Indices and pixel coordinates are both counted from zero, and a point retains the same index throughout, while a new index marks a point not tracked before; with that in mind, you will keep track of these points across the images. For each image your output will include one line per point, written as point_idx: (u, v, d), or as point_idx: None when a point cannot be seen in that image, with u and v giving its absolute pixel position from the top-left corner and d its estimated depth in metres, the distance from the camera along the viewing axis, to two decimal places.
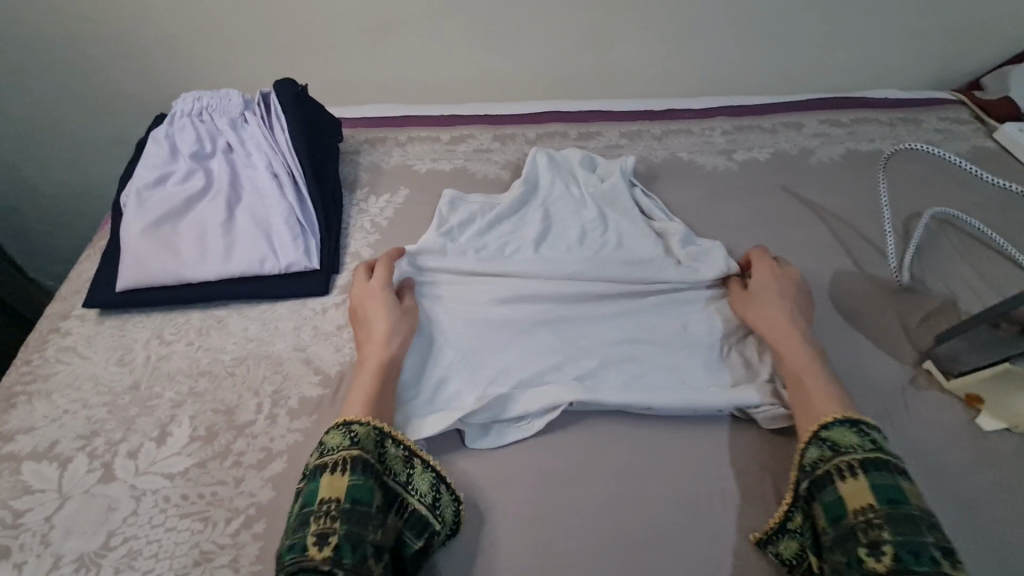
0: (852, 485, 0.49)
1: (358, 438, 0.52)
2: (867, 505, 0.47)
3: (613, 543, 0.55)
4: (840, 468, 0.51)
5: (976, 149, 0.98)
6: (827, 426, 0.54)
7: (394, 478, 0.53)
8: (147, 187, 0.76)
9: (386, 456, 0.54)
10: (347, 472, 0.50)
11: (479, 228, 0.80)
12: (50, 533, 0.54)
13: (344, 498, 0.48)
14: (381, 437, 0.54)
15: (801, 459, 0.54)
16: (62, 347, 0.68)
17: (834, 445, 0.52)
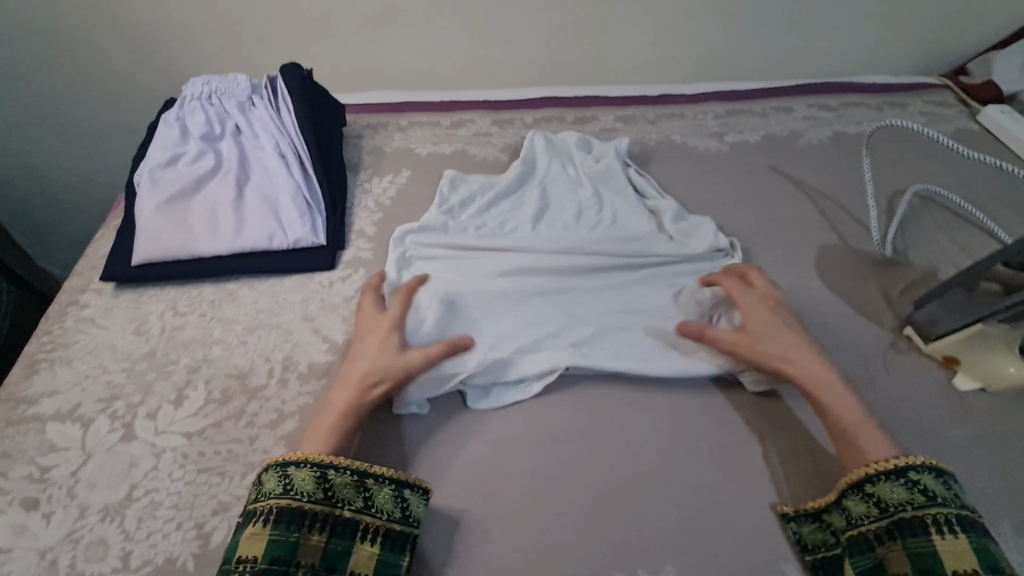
0: (949, 543, 0.48)
1: (293, 482, 0.51)
2: (966, 569, 0.47)
3: (606, 493, 0.58)
4: (937, 521, 0.49)
5: (959, 131, 1.01)
6: (919, 469, 0.52)
7: (347, 507, 0.52)
8: (159, 167, 0.79)
9: (331, 489, 0.52)
10: (269, 527, 0.49)
11: (478, 207, 0.83)
12: (76, 486, 0.57)
13: (261, 556, 0.48)
14: (320, 474, 0.52)
15: (879, 492, 0.52)
16: (81, 318, 0.71)
17: (926, 492, 0.51)
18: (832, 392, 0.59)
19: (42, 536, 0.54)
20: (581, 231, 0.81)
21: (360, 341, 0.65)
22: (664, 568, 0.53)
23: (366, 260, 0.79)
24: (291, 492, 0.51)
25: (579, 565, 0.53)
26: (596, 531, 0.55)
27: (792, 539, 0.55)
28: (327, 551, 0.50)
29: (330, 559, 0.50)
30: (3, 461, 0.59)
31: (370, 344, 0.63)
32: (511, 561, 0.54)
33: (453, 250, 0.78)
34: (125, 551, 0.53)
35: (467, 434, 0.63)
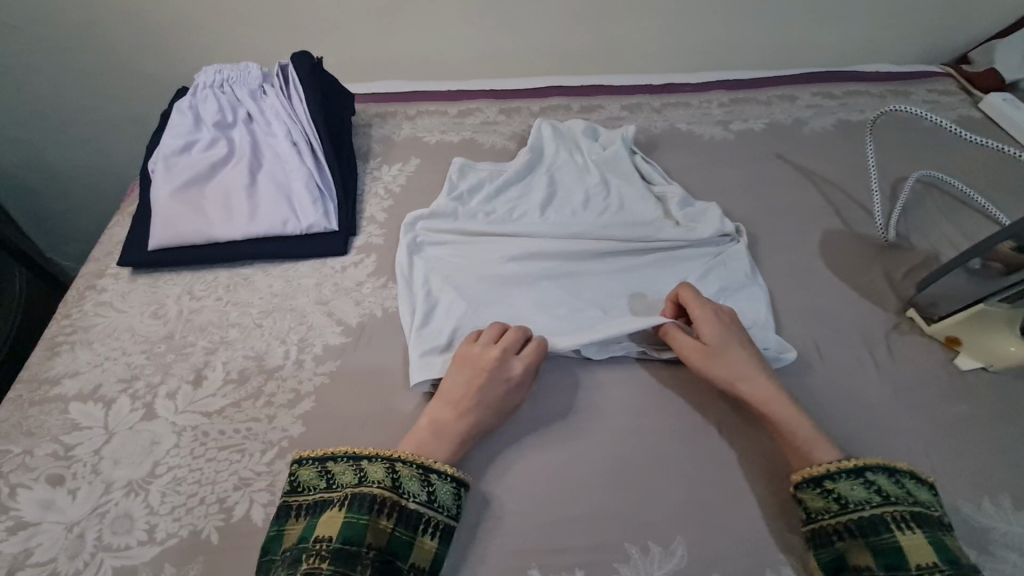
0: (910, 539, 0.49)
1: (368, 473, 0.53)
2: (929, 563, 0.47)
3: (616, 468, 0.59)
4: (896, 518, 0.50)
5: (962, 118, 1.02)
6: (873, 470, 0.53)
7: (411, 499, 0.52)
8: (173, 154, 0.80)
9: (399, 480, 0.53)
10: (346, 510, 0.50)
11: (487, 193, 0.84)
12: (101, 463, 0.59)
13: (336, 536, 0.48)
14: (391, 466, 0.54)
15: (839, 489, 0.53)
16: (99, 302, 0.72)
17: (882, 492, 0.52)
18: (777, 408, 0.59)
19: (69, 510, 0.55)
20: (590, 216, 0.82)
21: (473, 361, 0.61)
22: (673, 539, 0.54)
23: (378, 245, 0.80)
24: (366, 482, 0.53)
25: (589, 537, 0.55)
26: (606, 505, 0.57)
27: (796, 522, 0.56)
28: (393, 540, 0.50)
29: (395, 548, 0.50)
30: (28, 439, 0.60)
31: (490, 381, 0.59)
32: (523, 532, 0.55)
33: (462, 234, 0.79)
34: (150, 525, 0.55)
35: None
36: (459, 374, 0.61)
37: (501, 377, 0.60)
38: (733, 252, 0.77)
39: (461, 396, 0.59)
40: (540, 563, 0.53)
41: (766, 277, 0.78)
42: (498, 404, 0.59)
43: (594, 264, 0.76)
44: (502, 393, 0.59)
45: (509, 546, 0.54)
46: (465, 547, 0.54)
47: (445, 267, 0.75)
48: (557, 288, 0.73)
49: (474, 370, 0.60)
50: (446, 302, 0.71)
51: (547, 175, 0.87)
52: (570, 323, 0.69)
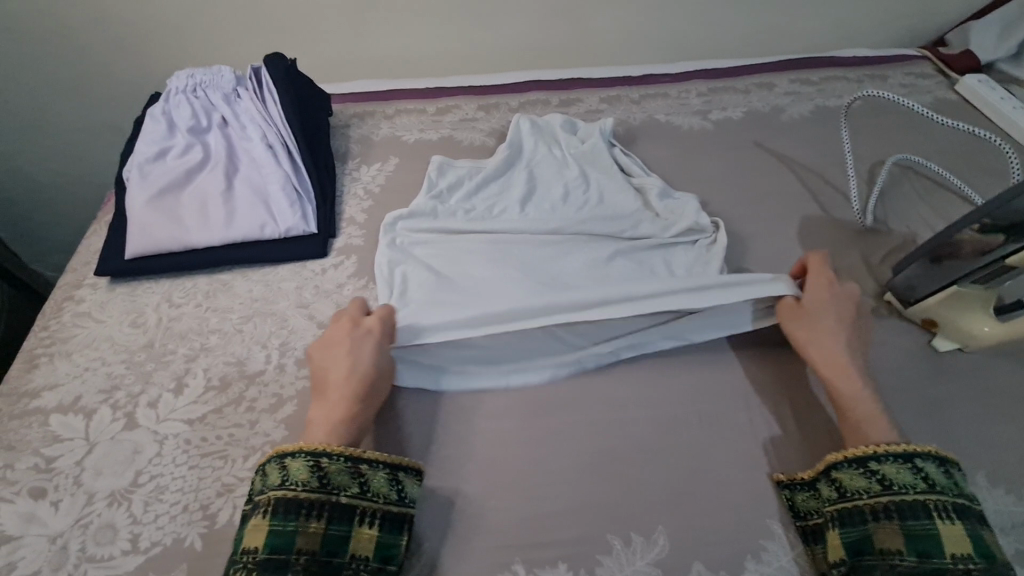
0: (949, 528, 0.49)
1: (290, 472, 0.52)
2: (965, 554, 0.48)
3: (599, 461, 0.60)
4: (939, 507, 0.50)
5: (939, 101, 1.03)
6: (925, 457, 0.52)
7: (343, 493, 0.52)
8: (148, 161, 0.80)
9: (327, 476, 0.52)
10: (268, 517, 0.50)
11: (467, 190, 0.84)
12: (82, 474, 0.58)
13: (261, 546, 0.49)
14: (313, 463, 0.52)
15: (883, 470, 0.52)
16: (78, 313, 0.72)
17: (928, 480, 0.51)
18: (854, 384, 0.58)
19: (51, 523, 0.55)
20: (570, 210, 0.82)
21: (337, 344, 0.61)
22: (654, 530, 0.55)
23: (357, 246, 0.80)
24: (289, 483, 0.51)
25: (572, 530, 0.55)
26: (588, 498, 0.57)
27: (785, 505, 0.57)
28: (327, 537, 0.50)
29: (331, 545, 0.50)
30: (8, 453, 0.60)
31: (369, 344, 0.60)
32: (503, 525, 0.56)
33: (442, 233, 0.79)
34: (133, 534, 0.55)
35: (463, 410, 0.64)
36: (326, 360, 0.60)
37: (358, 346, 0.60)
38: (713, 245, 0.77)
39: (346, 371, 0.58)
40: (523, 557, 0.54)
41: (746, 266, 0.78)
42: (377, 368, 0.59)
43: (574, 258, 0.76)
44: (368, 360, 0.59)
45: (489, 541, 0.55)
46: (450, 545, 0.55)
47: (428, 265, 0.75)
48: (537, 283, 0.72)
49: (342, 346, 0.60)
50: (427, 300, 0.70)
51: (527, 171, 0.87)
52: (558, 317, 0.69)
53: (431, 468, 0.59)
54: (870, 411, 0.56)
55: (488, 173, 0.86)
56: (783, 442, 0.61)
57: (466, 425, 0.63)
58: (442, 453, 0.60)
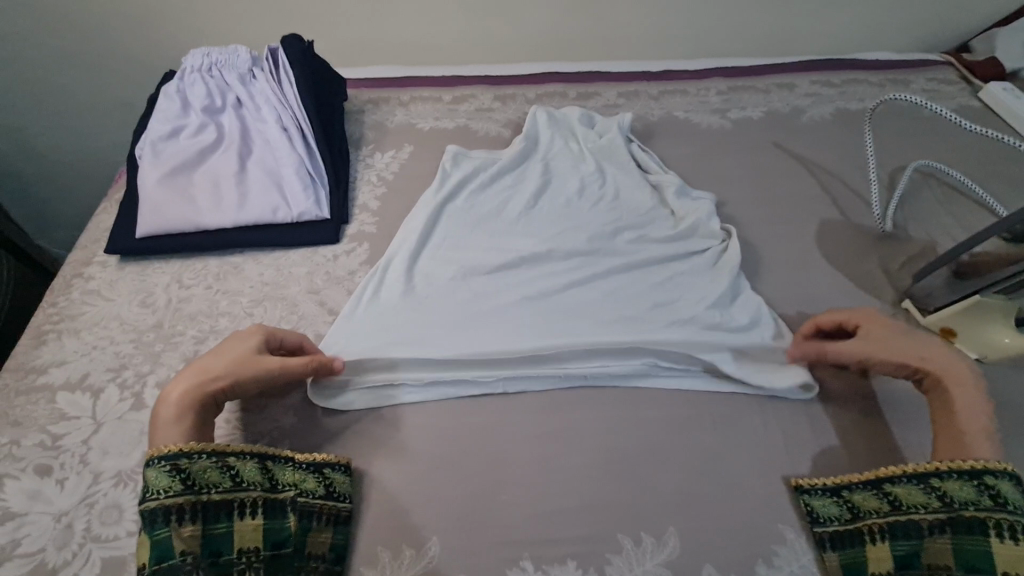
0: (1008, 547, 0.48)
1: (148, 482, 0.49)
2: (1018, 573, 0.47)
3: (611, 459, 0.59)
4: (1001, 526, 0.48)
5: (962, 108, 1.01)
6: (998, 475, 0.50)
7: (214, 491, 0.50)
8: (160, 139, 0.79)
9: (190, 476, 0.50)
10: (144, 531, 0.47)
11: (478, 181, 0.83)
12: (89, 453, 0.58)
13: (146, 562, 0.46)
14: (173, 466, 0.49)
15: (946, 488, 0.52)
16: (86, 290, 0.71)
17: (996, 496, 0.50)
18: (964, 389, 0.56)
19: (56, 501, 0.55)
20: (586, 205, 0.81)
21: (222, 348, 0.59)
22: (664, 531, 0.54)
23: (370, 234, 0.79)
24: (149, 493, 0.48)
25: (583, 527, 0.55)
26: (599, 496, 0.57)
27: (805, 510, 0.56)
28: (208, 537, 0.49)
29: (214, 544, 0.49)
30: (15, 429, 0.59)
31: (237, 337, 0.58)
32: (513, 522, 0.55)
33: (450, 226, 0.78)
34: (139, 515, 0.54)
35: (474, 403, 0.63)
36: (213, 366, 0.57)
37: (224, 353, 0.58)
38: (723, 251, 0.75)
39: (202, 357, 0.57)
40: (532, 554, 0.53)
41: (762, 268, 0.77)
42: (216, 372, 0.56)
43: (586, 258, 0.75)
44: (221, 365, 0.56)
45: (499, 535, 0.54)
46: (460, 537, 0.54)
47: (431, 256, 0.74)
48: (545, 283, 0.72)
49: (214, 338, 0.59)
50: (442, 298, 0.69)
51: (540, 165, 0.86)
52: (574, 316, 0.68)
53: (440, 460, 0.59)
54: (979, 426, 0.54)
55: (501, 166, 0.84)
56: (797, 447, 0.61)
57: (477, 418, 0.62)
58: (451, 446, 0.60)
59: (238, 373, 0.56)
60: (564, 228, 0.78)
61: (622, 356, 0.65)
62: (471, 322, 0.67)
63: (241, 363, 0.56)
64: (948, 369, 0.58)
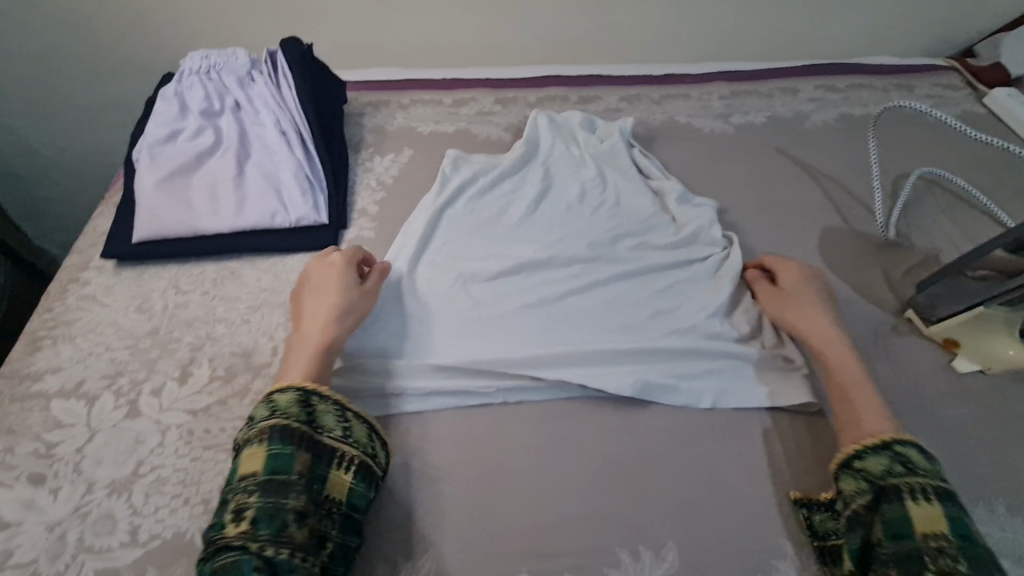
0: (925, 510, 0.48)
1: (280, 404, 0.52)
2: (940, 533, 0.46)
3: (611, 471, 0.58)
4: (915, 490, 0.49)
5: (967, 114, 1.00)
6: (903, 444, 0.52)
7: (327, 434, 0.53)
8: (158, 143, 0.78)
9: (315, 413, 0.53)
10: (266, 443, 0.50)
11: (478, 185, 0.82)
12: (83, 462, 0.57)
13: (262, 470, 0.49)
14: (304, 397, 0.53)
15: (864, 465, 0.52)
16: (82, 295, 0.71)
17: (907, 463, 0.51)
18: (831, 345, 0.62)
19: (50, 510, 0.54)
20: (587, 210, 0.80)
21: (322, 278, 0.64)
22: (664, 544, 0.54)
23: (369, 239, 0.78)
24: (279, 413, 0.52)
25: (581, 539, 0.54)
26: (598, 508, 0.56)
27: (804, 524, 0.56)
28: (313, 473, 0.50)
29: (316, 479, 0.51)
30: (8, 437, 0.59)
31: (330, 273, 0.64)
32: (510, 534, 0.54)
33: (449, 231, 0.77)
34: (133, 526, 0.54)
35: (472, 413, 0.63)
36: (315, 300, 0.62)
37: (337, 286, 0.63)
38: (720, 260, 0.74)
39: (308, 306, 0.62)
40: (530, 567, 0.53)
41: None
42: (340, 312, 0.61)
43: (585, 266, 0.74)
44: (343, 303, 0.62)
45: (496, 548, 0.54)
46: (457, 549, 0.54)
47: (429, 261, 0.74)
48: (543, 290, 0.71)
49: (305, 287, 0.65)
50: (442, 305, 0.69)
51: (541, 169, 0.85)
52: (575, 325, 0.68)
53: (437, 471, 0.58)
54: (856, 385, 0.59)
55: (503, 170, 0.84)
56: (799, 459, 0.60)
57: (474, 429, 0.61)
58: (448, 457, 0.59)
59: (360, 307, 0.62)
60: (564, 234, 0.77)
61: (619, 366, 0.65)
62: (467, 331, 0.67)
63: (356, 297, 0.63)
64: (810, 331, 0.64)
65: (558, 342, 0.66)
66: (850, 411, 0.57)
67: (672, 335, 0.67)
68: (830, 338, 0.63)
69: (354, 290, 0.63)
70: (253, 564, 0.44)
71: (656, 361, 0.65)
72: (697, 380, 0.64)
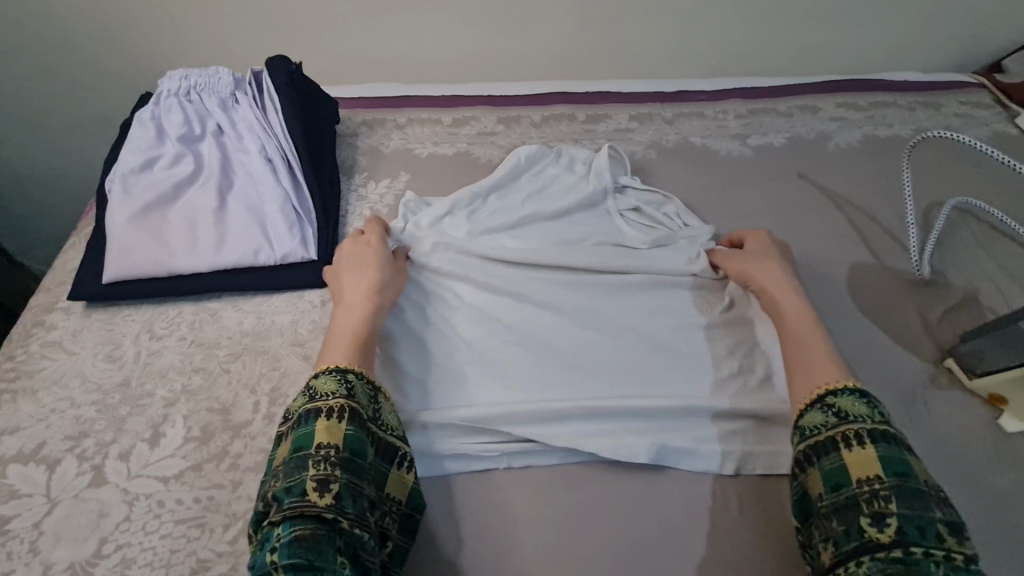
0: (860, 454, 0.48)
1: (355, 390, 0.51)
2: (873, 476, 0.47)
3: (627, 548, 0.53)
4: (849, 437, 0.49)
5: (999, 136, 0.94)
6: (838, 394, 0.52)
7: (389, 433, 0.52)
8: (132, 172, 0.72)
9: (380, 413, 0.52)
10: (344, 421, 0.48)
11: (462, 213, 0.75)
12: (39, 540, 0.51)
13: (342, 446, 0.47)
14: (373, 394, 0.53)
15: (803, 423, 0.53)
16: (47, 342, 0.65)
17: (840, 413, 0.51)
18: (785, 295, 0.63)
19: None
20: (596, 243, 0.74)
21: (361, 257, 0.65)
22: None
23: None
24: (354, 398, 0.50)
25: None
26: None
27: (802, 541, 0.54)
28: (377, 461, 0.49)
29: (379, 472, 0.49)
30: None
31: (367, 251, 0.66)
32: None
33: (431, 264, 0.69)
34: None
35: (474, 480, 0.57)
36: (358, 277, 0.63)
37: (376, 264, 0.64)
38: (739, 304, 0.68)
39: (346, 281, 0.63)
40: None
41: None
42: (382, 292, 0.62)
43: (588, 307, 0.68)
44: (382, 283, 0.62)
45: None
46: None
47: (415, 301, 0.67)
48: (542, 335, 0.65)
49: (341, 268, 0.65)
50: (428, 361, 0.62)
51: (534, 193, 0.78)
52: (581, 376, 0.62)
53: (437, 550, 0.53)
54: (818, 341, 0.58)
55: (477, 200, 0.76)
56: None
57: (476, 498, 0.56)
58: (447, 530, 0.54)
59: (394, 287, 0.63)
60: (563, 267, 0.71)
61: (630, 425, 0.59)
62: (460, 384, 0.61)
63: (393, 274, 0.64)
64: (763, 284, 0.65)
65: (562, 398, 0.60)
66: (804, 357, 0.57)
67: (691, 393, 0.61)
68: (784, 283, 0.64)
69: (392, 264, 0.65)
70: (337, 545, 0.43)
71: (674, 422, 0.59)
72: (719, 442, 0.58)
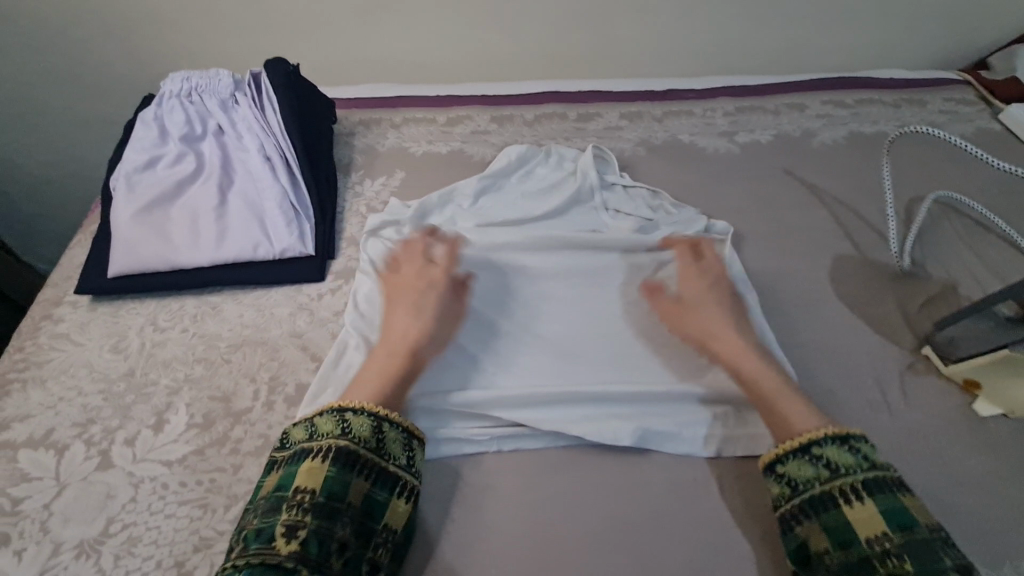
0: (860, 510, 0.48)
1: (352, 426, 0.52)
2: (881, 532, 0.47)
3: (613, 529, 0.55)
4: (846, 491, 0.50)
5: (981, 132, 0.96)
6: (821, 442, 0.52)
7: (391, 463, 0.52)
8: (136, 171, 0.75)
9: (383, 443, 0.53)
10: (324, 464, 0.50)
11: (455, 210, 0.77)
12: (50, 520, 0.54)
13: (318, 491, 0.48)
14: (376, 424, 0.53)
15: (786, 471, 0.53)
16: (55, 334, 0.67)
17: (829, 465, 0.51)
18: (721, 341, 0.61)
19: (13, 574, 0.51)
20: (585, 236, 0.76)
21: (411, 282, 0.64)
22: None
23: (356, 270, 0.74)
24: (350, 435, 0.52)
25: None
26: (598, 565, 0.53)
27: None
28: (370, 497, 0.50)
29: (371, 510, 0.50)
30: None
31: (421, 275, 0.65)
32: None
33: None
34: None
35: (464, 464, 0.59)
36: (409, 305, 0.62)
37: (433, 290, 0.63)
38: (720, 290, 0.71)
39: (403, 307, 0.62)
40: None
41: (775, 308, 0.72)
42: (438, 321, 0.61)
43: (578, 296, 0.70)
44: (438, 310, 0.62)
45: None
46: None
47: None
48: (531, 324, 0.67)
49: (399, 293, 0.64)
50: None
51: (524, 190, 0.81)
52: (569, 362, 0.65)
53: (429, 531, 0.55)
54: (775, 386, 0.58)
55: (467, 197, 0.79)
56: None
57: (466, 481, 0.58)
58: (438, 512, 0.56)
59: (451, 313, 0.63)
60: (553, 255, 0.73)
61: (616, 410, 0.61)
62: (454, 369, 0.63)
63: (450, 299, 0.63)
64: (700, 332, 0.63)
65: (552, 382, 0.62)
66: (777, 397, 0.57)
67: (671, 379, 0.63)
68: (722, 325, 0.62)
69: (451, 287, 0.64)
70: None
71: (654, 406, 0.62)
72: (699, 426, 0.61)
